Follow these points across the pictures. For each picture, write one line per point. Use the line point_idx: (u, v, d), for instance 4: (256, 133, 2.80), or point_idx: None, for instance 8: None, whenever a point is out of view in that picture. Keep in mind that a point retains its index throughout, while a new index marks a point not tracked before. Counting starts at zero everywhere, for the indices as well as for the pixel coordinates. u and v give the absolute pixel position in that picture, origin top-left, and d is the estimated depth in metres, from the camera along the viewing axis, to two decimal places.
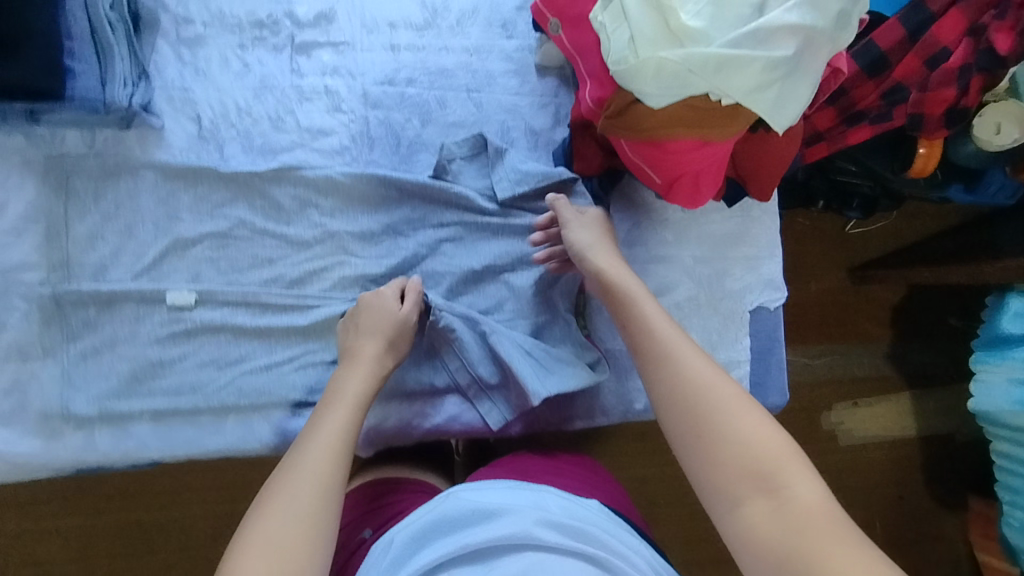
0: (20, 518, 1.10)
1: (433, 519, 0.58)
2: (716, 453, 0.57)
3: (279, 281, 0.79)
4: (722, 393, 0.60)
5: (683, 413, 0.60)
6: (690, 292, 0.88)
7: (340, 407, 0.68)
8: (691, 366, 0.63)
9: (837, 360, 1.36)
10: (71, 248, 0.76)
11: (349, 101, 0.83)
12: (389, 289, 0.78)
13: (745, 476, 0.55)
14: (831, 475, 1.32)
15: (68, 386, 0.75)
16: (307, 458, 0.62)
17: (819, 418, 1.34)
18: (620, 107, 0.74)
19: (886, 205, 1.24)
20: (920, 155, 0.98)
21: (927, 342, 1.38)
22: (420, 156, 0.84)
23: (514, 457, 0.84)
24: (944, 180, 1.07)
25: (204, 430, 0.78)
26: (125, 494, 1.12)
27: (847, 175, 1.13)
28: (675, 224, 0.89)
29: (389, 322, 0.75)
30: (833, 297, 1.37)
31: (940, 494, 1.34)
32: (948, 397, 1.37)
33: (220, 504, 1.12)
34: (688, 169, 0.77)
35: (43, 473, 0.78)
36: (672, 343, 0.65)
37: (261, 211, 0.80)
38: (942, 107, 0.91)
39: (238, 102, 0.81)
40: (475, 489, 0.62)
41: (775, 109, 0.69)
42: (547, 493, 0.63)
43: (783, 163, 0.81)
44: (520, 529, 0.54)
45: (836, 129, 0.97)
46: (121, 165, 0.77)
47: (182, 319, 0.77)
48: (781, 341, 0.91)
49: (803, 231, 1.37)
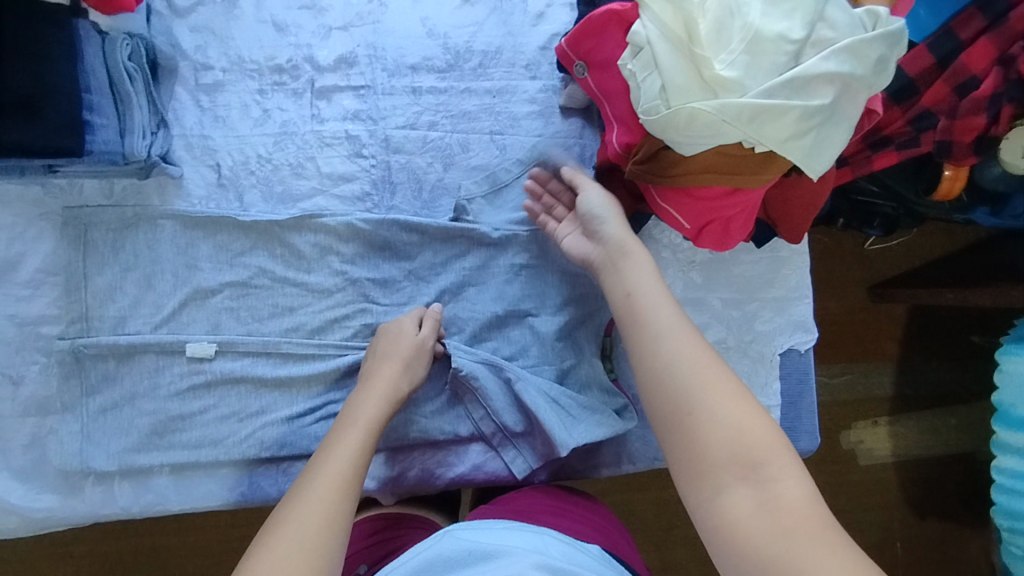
0: (30, 548, 1.09)
1: (429, 561, 0.57)
2: (705, 436, 0.57)
3: (300, 330, 0.78)
4: (715, 380, 0.59)
5: (675, 393, 0.59)
6: (719, 335, 0.86)
7: (352, 432, 0.67)
8: (688, 350, 0.61)
9: (856, 378, 1.33)
10: (90, 302, 0.74)
11: (370, 146, 0.82)
12: (407, 318, 0.77)
13: (731, 464, 0.55)
14: (849, 496, 1.29)
15: (87, 441, 0.73)
16: (313, 485, 0.61)
17: (838, 437, 1.30)
18: (648, 152, 0.73)
19: (909, 224, 1.22)
20: (945, 177, 0.93)
21: (953, 363, 1.35)
22: (442, 200, 0.82)
23: (519, 492, 0.80)
24: (969, 204, 1.02)
25: (224, 482, 0.77)
26: (141, 527, 1.10)
27: (869, 195, 1.11)
28: (703, 265, 0.87)
29: (406, 351, 0.73)
30: (851, 316, 1.34)
31: (967, 523, 1.31)
32: (973, 415, 1.33)
33: (233, 528, 1.11)
34: (718, 215, 0.75)
35: (62, 526, 0.77)
36: (667, 324, 0.64)
37: (282, 259, 0.78)
38: (972, 135, 0.86)
39: (258, 149, 0.80)
40: (475, 529, 0.60)
41: (810, 155, 0.66)
42: (549, 537, 0.61)
43: (816, 208, 0.78)
44: (519, 572, 0.52)
45: (861, 153, 0.92)
46: (140, 216, 0.75)
47: (202, 371, 0.75)
48: (812, 383, 0.89)
49: (823, 251, 1.33)
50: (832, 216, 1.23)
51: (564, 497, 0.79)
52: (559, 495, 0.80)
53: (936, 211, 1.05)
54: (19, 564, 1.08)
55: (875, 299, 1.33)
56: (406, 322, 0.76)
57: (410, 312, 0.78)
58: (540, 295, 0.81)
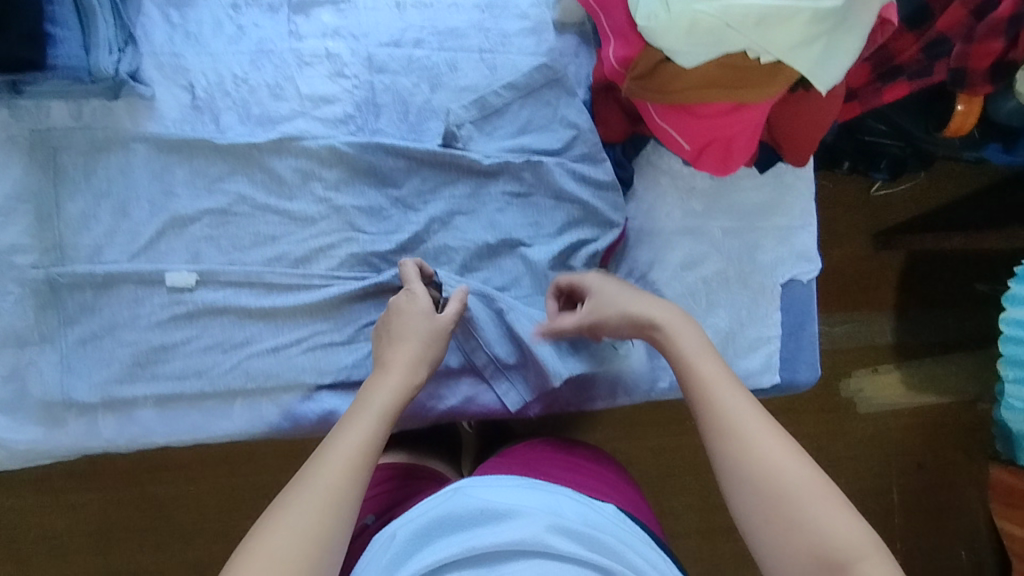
0: (31, 495, 1.09)
1: (438, 518, 0.55)
2: (785, 542, 0.53)
3: (283, 260, 0.75)
4: (790, 473, 0.55)
5: (745, 495, 0.55)
6: (718, 266, 0.83)
7: (364, 418, 0.61)
8: (760, 443, 0.56)
9: (857, 328, 1.29)
10: (63, 230, 0.71)
11: (352, 66, 0.78)
12: (423, 290, 0.71)
13: (815, 570, 0.51)
14: (850, 446, 1.27)
15: (68, 372, 0.72)
16: (323, 469, 0.55)
17: (838, 386, 1.28)
18: (646, 67, 0.68)
19: (917, 166, 1.17)
20: (957, 112, 0.88)
21: (956, 310, 1.32)
22: (429, 123, 0.78)
23: (526, 446, 0.80)
24: (981, 139, 0.99)
25: (211, 414, 0.75)
26: (139, 477, 1.10)
27: (876, 135, 1.06)
28: (704, 193, 0.84)
29: (423, 327, 0.68)
30: (855, 264, 1.30)
31: (967, 470, 1.29)
32: (975, 363, 1.31)
33: (235, 478, 1.11)
34: (720, 134, 0.71)
35: (47, 461, 0.76)
36: (736, 410, 0.59)
37: (262, 184, 0.75)
38: (988, 61, 0.82)
39: (233, 69, 0.76)
40: (484, 487, 0.59)
41: (820, 66, 0.62)
42: (561, 496, 0.59)
43: (824, 128, 0.74)
44: (531, 535, 0.50)
45: (870, 86, 0.88)
46: (111, 138, 0.72)
47: (183, 301, 0.73)
48: (814, 315, 0.86)
49: (827, 197, 1.29)
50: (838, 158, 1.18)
51: (574, 454, 0.79)
52: (570, 452, 0.79)
53: (945, 149, 1.01)
54: (20, 511, 1.08)
55: (879, 246, 1.29)
56: (420, 292, 0.70)
57: (405, 265, 0.73)
58: (533, 223, 0.79)
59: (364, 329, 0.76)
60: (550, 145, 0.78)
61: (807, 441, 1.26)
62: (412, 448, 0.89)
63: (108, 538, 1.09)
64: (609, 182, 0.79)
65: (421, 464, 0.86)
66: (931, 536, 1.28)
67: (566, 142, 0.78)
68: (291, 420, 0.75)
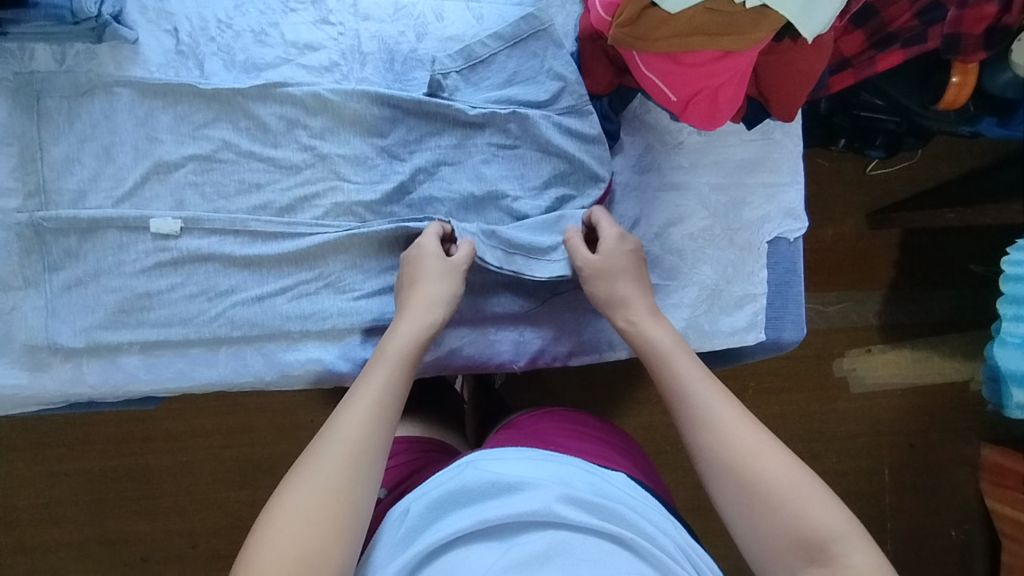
0: (24, 462, 1.09)
1: (451, 492, 0.54)
2: (764, 523, 0.55)
3: (268, 209, 0.75)
4: (767, 465, 0.57)
5: (733, 486, 0.57)
6: (704, 222, 0.83)
7: (380, 370, 0.63)
8: (737, 439, 0.59)
9: (850, 307, 1.28)
10: (48, 173, 0.72)
11: (338, 14, 0.79)
12: (429, 237, 0.72)
13: (800, 553, 0.53)
14: (840, 424, 1.27)
15: (52, 317, 0.71)
16: (345, 417, 0.58)
17: (829, 365, 1.27)
18: (632, 14, 0.66)
19: (914, 142, 1.15)
20: (952, 84, 0.86)
21: (949, 290, 1.31)
22: (415, 73, 0.80)
23: (535, 416, 0.78)
24: (976, 114, 0.97)
25: (196, 363, 0.75)
26: (133, 446, 1.10)
27: (872, 110, 1.04)
28: (691, 149, 0.84)
29: (437, 273, 0.70)
30: (849, 243, 1.28)
31: (957, 449, 1.29)
32: (968, 343, 1.30)
33: (229, 447, 1.11)
34: (706, 84, 0.71)
35: (33, 407, 0.75)
36: (710, 406, 0.62)
37: (247, 131, 0.75)
38: (983, 25, 0.79)
39: (218, 14, 0.77)
40: (494, 460, 0.58)
41: (806, 12, 0.62)
42: (571, 467, 0.59)
43: (809, 79, 0.74)
44: (542, 506, 0.50)
45: (865, 54, 0.86)
46: (94, 82, 0.72)
47: (168, 248, 0.73)
48: (800, 274, 0.86)
49: (821, 174, 1.27)
50: (833, 135, 1.16)
51: (583, 422, 0.76)
52: (580, 421, 0.77)
53: (940, 123, 0.98)
54: (14, 479, 1.08)
55: (873, 225, 1.28)
56: (428, 241, 0.71)
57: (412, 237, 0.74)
58: (518, 176, 0.78)
59: (346, 279, 0.76)
60: (536, 96, 0.78)
61: (800, 419, 1.26)
62: (409, 410, 0.87)
63: (102, 503, 1.10)
64: (595, 136, 0.78)
65: (428, 429, 0.83)
66: (920, 512, 1.28)
67: (553, 94, 0.77)
68: (277, 369, 0.75)
